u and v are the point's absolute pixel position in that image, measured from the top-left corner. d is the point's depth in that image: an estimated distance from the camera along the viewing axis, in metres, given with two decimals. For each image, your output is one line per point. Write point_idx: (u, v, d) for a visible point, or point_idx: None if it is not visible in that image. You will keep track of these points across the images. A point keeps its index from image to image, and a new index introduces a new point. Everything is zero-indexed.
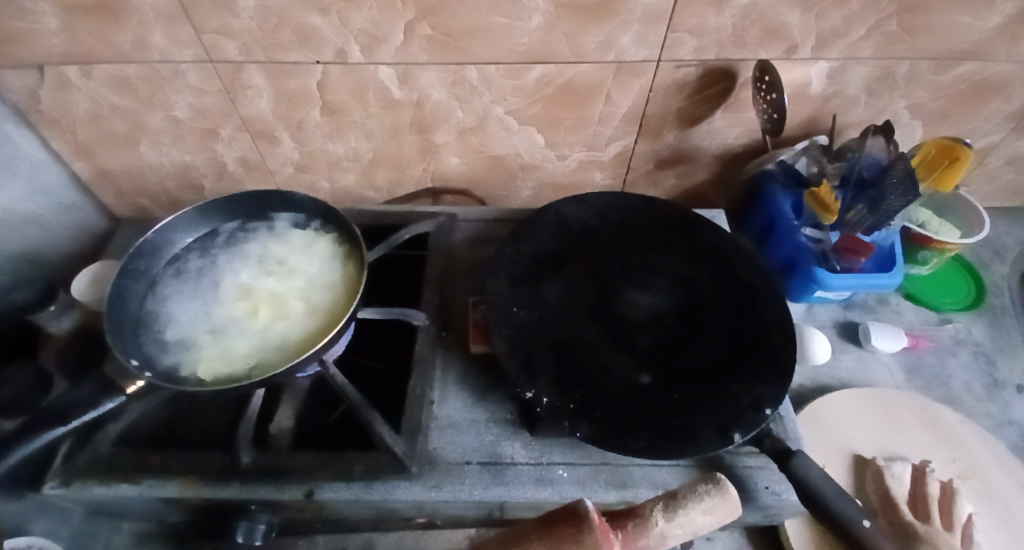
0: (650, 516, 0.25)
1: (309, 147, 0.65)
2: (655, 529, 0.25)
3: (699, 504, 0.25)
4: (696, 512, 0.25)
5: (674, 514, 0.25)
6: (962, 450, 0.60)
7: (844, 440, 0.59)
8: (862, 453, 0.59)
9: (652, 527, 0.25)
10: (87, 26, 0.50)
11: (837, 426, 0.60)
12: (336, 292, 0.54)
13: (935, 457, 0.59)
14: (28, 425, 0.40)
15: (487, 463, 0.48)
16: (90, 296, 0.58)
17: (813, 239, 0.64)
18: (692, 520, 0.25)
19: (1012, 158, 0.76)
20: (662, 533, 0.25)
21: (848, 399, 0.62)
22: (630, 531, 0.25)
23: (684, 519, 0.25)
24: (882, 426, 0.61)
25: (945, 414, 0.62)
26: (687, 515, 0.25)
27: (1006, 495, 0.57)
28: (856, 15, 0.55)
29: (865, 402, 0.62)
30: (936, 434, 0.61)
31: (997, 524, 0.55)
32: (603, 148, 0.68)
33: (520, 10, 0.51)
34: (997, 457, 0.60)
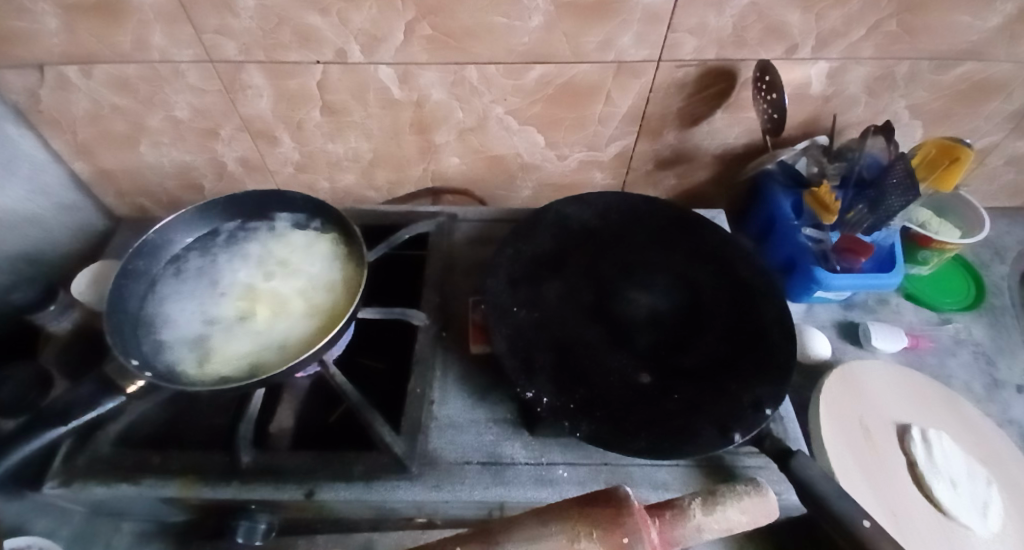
0: (688, 508, 0.28)
1: (310, 147, 0.65)
2: (694, 520, 0.27)
3: (736, 502, 0.28)
4: (735, 510, 0.28)
5: (714, 509, 0.27)
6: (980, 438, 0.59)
7: (876, 406, 0.59)
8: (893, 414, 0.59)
9: (691, 519, 0.27)
10: (88, 26, 0.50)
11: (872, 393, 0.60)
12: (336, 292, 0.54)
13: (958, 433, 0.59)
14: (29, 424, 0.40)
15: (486, 463, 0.49)
16: (90, 296, 0.58)
17: (813, 239, 0.64)
18: (728, 517, 0.28)
19: (1012, 158, 0.76)
20: (699, 524, 0.27)
21: (882, 373, 0.62)
22: (666, 520, 0.27)
23: (722, 516, 0.27)
24: (912, 402, 0.60)
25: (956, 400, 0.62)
26: (725, 512, 0.28)
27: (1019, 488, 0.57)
28: (856, 15, 0.55)
29: (893, 375, 0.62)
30: (961, 420, 0.60)
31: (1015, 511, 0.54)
32: (603, 147, 0.68)
33: (520, 10, 0.51)
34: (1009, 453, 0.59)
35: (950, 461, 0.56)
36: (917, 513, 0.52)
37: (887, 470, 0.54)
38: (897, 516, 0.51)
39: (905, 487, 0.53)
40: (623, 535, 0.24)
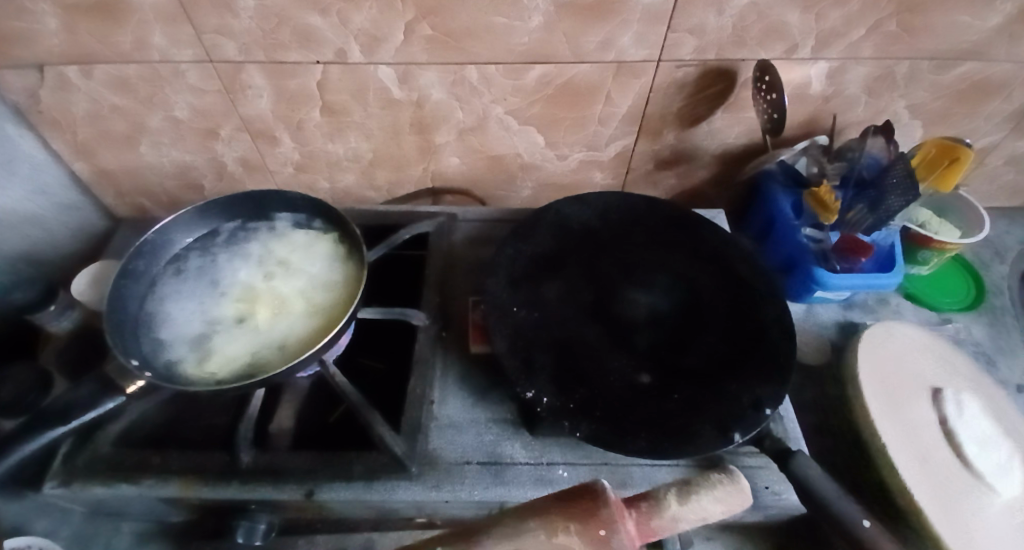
0: (662, 499, 0.21)
1: (310, 147, 0.65)
2: (668, 512, 0.21)
3: (712, 490, 0.21)
4: (709, 499, 0.20)
5: (687, 498, 0.21)
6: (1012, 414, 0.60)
7: (908, 363, 0.60)
8: (927, 374, 0.60)
9: (664, 511, 0.21)
10: (87, 26, 0.50)
11: (907, 349, 0.61)
12: (336, 292, 0.54)
13: (992, 404, 0.60)
14: (29, 425, 0.40)
15: (487, 463, 0.49)
16: (90, 296, 0.59)
17: (813, 239, 0.64)
18: (705, 508, 0.21)
19: (1012, 158, 0.76)
20: (674, 517, 0.21)
21: (920, 334, 0.63)
22: (642, 513, 0.21)
23: (699, 507, 0.20)
24: (945, 367, 0.61)
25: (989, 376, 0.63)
26: (701, 502, 0.20)
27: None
28: (856, 15, 0.55)
29: (930, 339, 0.63)
30: (993, 395, 0.60)
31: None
32: (603, 148, 0.68)
33: (520, 10, 0.51)
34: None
35: (975, 425, 0.56)
36: (947, 467, 0.53)
37: (917, 422, 0.55)
38: (925, 462, 0.52)
39: (935, 441, 0.54)
40: (599, 527, 0.20)
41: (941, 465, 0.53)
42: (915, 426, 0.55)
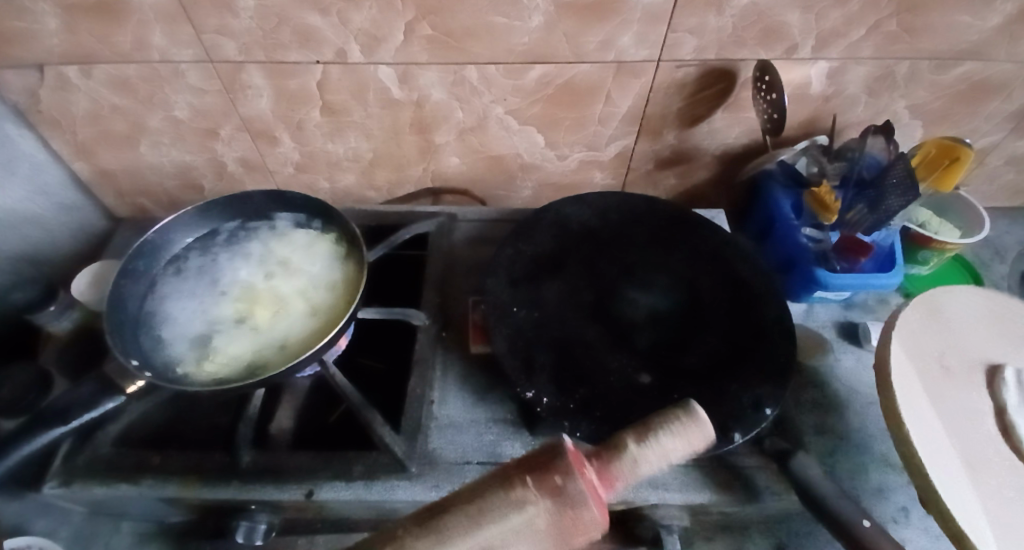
0: (618, 445, 0.18)
1: (310, 147, 0.65)
2: (626, 457, 0.17)
3: (670, 427, 0.18)
4: (667, 436, 0.17)
5: (646, 438, 0.17)
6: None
7: (958, 340, 0.50)
8: (976, 356, 0.49)
9: (623, 457, 0.17)
10: (88, 26, 0.50)
11: (956, 324, 0.51)
12: (336, 292, 0.54)
13: None
14: (29, 425, 0.40)
15: (487, 463, 0.49)
16: (90, 296, 0.58)
17: (813, 239, 0.64)
18: (664, 448, 0.17)
19: (1012, 158, 0.76)
20: (633, 463, 0.17)
21: (970, 305, 0.53)
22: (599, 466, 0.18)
23: (658, 447, 0.17)
24: (1002, 342, 0.51)
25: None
26: (659, 440, 0.17)
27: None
28: (856, 15, 0.55)
29: (983, 310, 0.52)
30: None
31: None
32: (603, 147, 0.68)
33: (520, 10, 0.51)
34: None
35: None
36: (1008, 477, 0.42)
37: (965, 421, 0.44)
38: (977, 474, 0.41)
39: (990, 445, 0.43)
40: (558, 476, 0.17)
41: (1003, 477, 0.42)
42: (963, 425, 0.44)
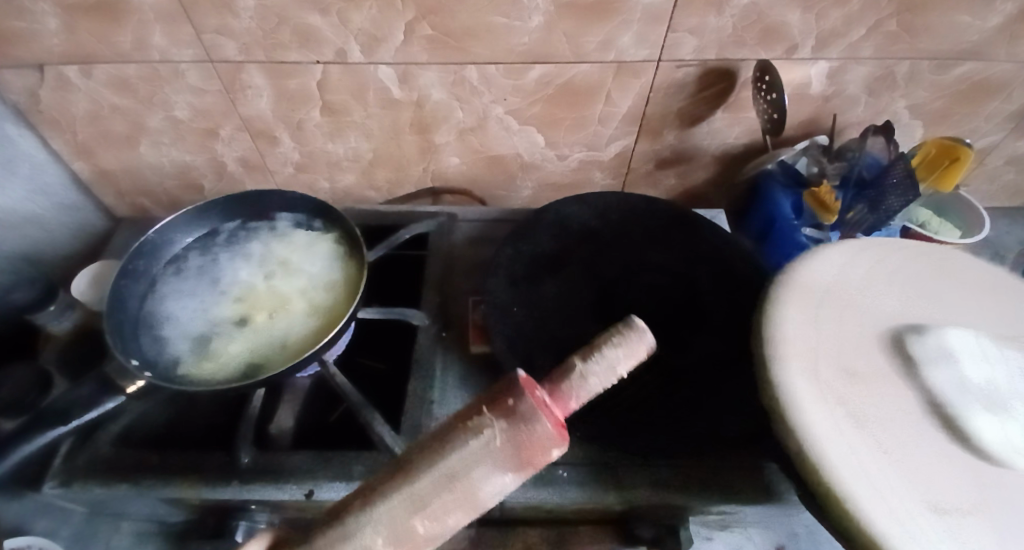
0: (567, 363, 0.18)
1: (310, 147, 0.65)
2: (574, 373, 0.17)
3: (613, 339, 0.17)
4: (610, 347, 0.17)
5: (591, 352, 0.17)
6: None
7: (866, 305, 0.43)
8: (880, 325, 0.42)
9: (572, 372, 0.18)
10: (87, 26, 0.50)
11: (859, 300, 0.43)
12: (336, 292, 0.54)
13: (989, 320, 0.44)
14: (29, 424, 0.40)
15: None
16: (91, 296, 0.59)
17: (813, 239, 0.63)
18: (610, 360, 0.17)
19: (1012, 158, 0.76)
20: (580, 378, 0.17)
21: (831, 271, 0.45)
22: (553, 383, 0.18)
23: (604, 358, 0.17)
24: (910, 294, 0.45)
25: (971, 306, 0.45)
26: (605, 353, 0.17)
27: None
28: (856, 15, 0.55)
29: (868, 266, 0.46)
30: (983, 300, 0.46)
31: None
32: (603, 147, 0.68)
33: (520, 10, 0.51)
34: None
35: (979, 370, 0.39)
36: (972, 482, 0.34)
37: (893, 422, 0.36)
38: (939, 506, 0.32)
39: (932, 441, 0.35)
40: (510, 398, 0.18)
41: (963, 474, 0.34)
42: (834, 425, 0.35)
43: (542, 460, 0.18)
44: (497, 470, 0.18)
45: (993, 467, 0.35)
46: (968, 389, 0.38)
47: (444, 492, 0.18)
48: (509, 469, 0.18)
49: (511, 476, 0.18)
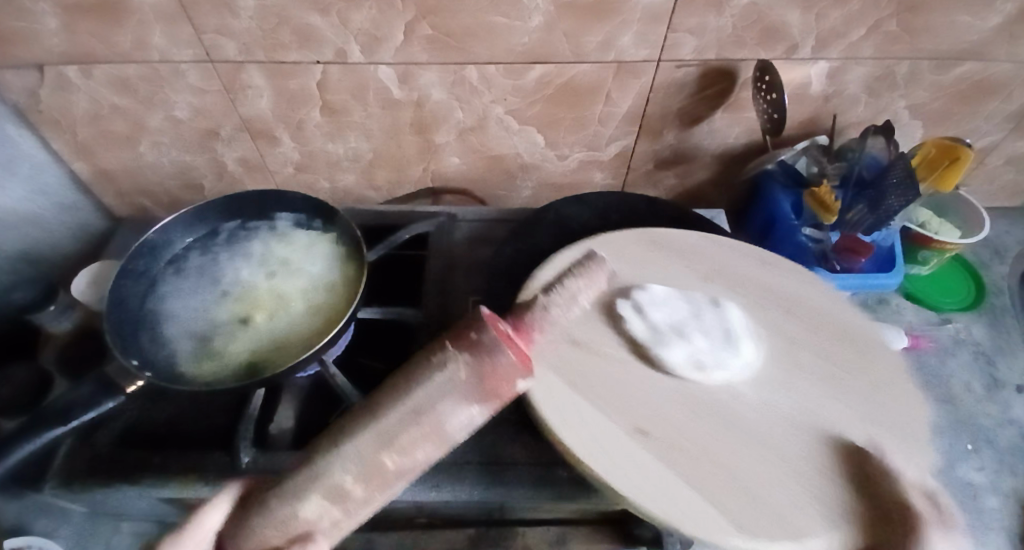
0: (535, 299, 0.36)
1: (310, 147, 0.65)
2: (540, 303, 0.35)
3: (574, 275, 0.37)
4: (570, 281, 0.36)
5: (552, 288, 0.36)
6: (782, 284, 0.47)
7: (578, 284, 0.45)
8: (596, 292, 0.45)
9: (538, 304, 0.35)
10: (87, 26, 0.50)
11: None
12: (336, 292, 0.54)
13: (677, 276, 0.48)
14: (29, 425, 0.40)
15: (487, 463, 0.48)
16: (90, 296, 0.58)
17: (813, 239, 0.64)
18: (569, 288, 0.36)
19: (1012, 158, 0.76)
20: (542, 306, 0.35)
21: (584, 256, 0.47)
22: (522, 315, 0.35)
23: (565, 288, 0.36)
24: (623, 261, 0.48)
25: (668, 261, 0.48)
26: (566, 285, 0.36)
27: (858, 327, 0.44)
28: (856, 15, 0.55)
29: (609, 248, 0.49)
30: (678, 255, 0.49)
31: (853, 354, 0.42)
32: (603, 147, 0.68)
33: (520, 10, 0.51)
34: (848, 290, 0.47)
35: (670, 314, 0.43)
36: (738, 433, 0.37)
37: (565, 408, 0.37)
38: (642, 435, 0.36)
39: (615, 409, 0.38)
40: (473, 331, 0.32)
41: (730, 434, 0.37)
42: (596, 431, 0.36)
43: (506, 385, 0.30)
44: (461, 404, 0.30)
45: (757, 412, 0.38)
46: (663, 333, 0.42)
47: (398, 440, 0.29)
48: (473, 400, 0.30)
49: (475, 408, 0.30)
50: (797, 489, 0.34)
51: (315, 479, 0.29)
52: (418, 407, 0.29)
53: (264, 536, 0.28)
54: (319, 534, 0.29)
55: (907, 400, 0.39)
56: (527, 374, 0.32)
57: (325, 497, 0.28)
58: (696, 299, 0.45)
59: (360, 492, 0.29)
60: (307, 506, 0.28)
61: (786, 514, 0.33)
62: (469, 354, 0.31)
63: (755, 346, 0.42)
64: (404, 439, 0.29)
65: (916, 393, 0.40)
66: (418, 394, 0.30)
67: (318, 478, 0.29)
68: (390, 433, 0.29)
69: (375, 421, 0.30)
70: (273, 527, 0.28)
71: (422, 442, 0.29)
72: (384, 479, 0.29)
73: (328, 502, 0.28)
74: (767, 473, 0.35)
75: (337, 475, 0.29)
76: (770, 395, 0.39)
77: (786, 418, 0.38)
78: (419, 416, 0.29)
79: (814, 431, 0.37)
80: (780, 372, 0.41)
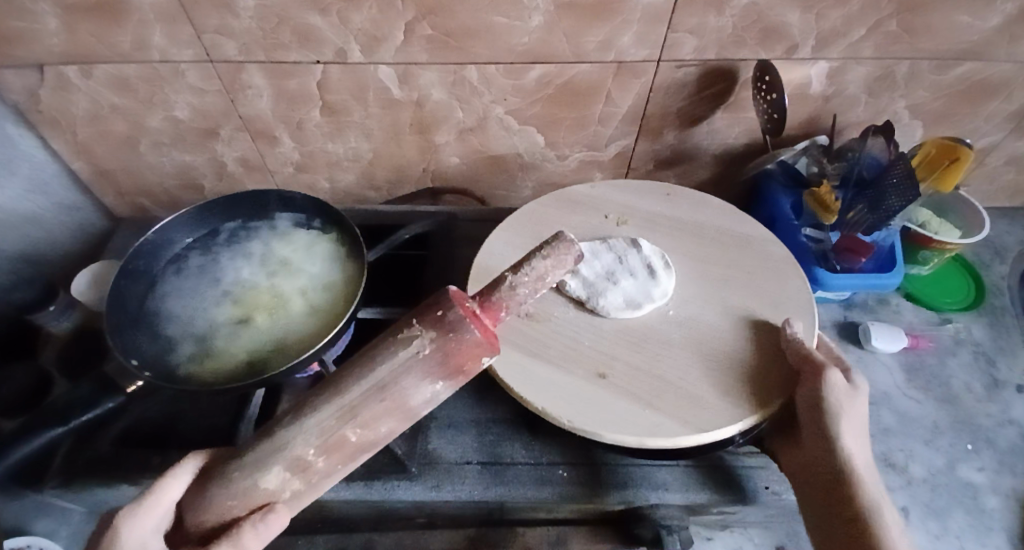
0: (502, 278, 0.32)
1: (310, 147, 0.65)
2: (506, 283, 0.31)
3: (541, 253, 0.32)
4: (538, 260, 0.31)
5: (518, 268, 0.31)
6: (684, 214, 0.57)
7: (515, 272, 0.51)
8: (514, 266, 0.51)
9: (504, 283, 0.32)
10: (87, 26, 0.50)
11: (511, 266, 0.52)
12: (336, 293, 0.54)
13: (584, 225, 0.56)
14: (31, 425, 0.41)
15: (487, 463, 0.48)
16: (89, 296, 0.57)
17: (813, 239, 0.64)
18: (536, 268, 0.31)
19: (1012, 158, 0.76)
20: (509, 286, 0.31)
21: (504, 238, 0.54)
22: (487, 293, 0.32)
23: (529, 268, 0.31)
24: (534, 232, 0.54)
25: (576, 221, 0.56)
26: (532, 264, 0.31)
27: (736, 231, 0.56)
28: (856, 15, 0.55)
29: (522, 225, 0.55)
30: (579, 209, 0.57)
31: (745, 256, 0.53)
32: (602, 148, 0.68)
33: (520, 10, 0.51)
34: (727, 208, 0.58)
35: (595, 266, 0.51)
36: (668, 346, 0.46)
37: (520, 370, 0.43)
38: (598, 375, 0.43)
39: (572, 363, 0.44)
40: (439, 309, 0.32)
41: (667, 349, 0.45)
42: (558, 382, 0.43)
43: (473, 362, 0.31)
44: (424, 380, 0.31)
45: (682, 328, 0.47)
46: (592, 283, 0.50)
47: (361, 413, 0.30)
48: (436, 376, 0.31)
49: (440, 384, 0.31)
50: (731, 382, 0.43)
51: (276, 450, 0.30)
52: (382, 382, 0.30)
53: (224, 506, 0.31)
54: (279, 503, 0.31)
55: (790, 279, 0.51)
56: (492, 351, 0.32)
57: (286, 468, 0.30)
58: (619, 245, 0.53)
59: (321, 462, 0.30)
60: (268, 477, 0.30)
61: (722, 399, 0.42)
62: (434, 332, 0.31)
63: (674, 275, 0.51)
64: (367, 413, 0.30)
65: (796, 270, 0.51)
66: (382, 370, 0.31)
67: (279, 450, 0.30)
68: (352, 407, 0.30)
69: (337, 394, 0.31)
70: (232, 499, 0.31)
71: (385, 416, 0.30)
72: (347, 450, 0.31)
73: (288, 472, 0.30)
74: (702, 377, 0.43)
75: (299, 449, 0.30)
76: (692, 311, 0.48)
77: (707, 326, 0.47)
78: (383, 391, 0.30)
79: (728, 330, 0.47)
80: (698, 292, 0.50)
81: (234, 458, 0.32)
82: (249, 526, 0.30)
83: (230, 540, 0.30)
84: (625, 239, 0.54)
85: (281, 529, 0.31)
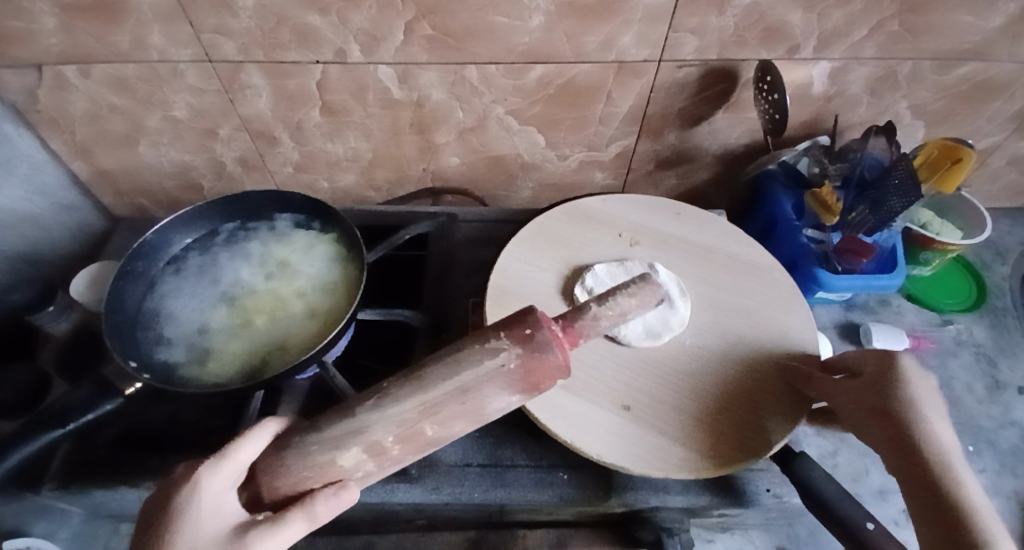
0: (585, 306, 0.34)
1: (309, 146, 0.65)
2: (589, 312, 0.34)
3: (622, 290, 0.35)
4: (623, 296, 0.35)
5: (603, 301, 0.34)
6: (693, 232, 0.57)
7: (526, 291, 0.51)
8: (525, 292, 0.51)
9: (587, 312, 0.34)
10: (85, 26, 0.49)
11: (519, 285, 0.51)
12: (335, 294, 0.54)
13: (595, 244, 0.56)
14: (30, 427, 0.40)
15: (487, 465, 0.48)
16: (89, 296, 0.57)
17: (814, 239, 0.64)
18: (621, 304, 0.35)
19: (1014, 159, 0.76)
20: (594, 314, 0.34)
21: (517, 253, 0.54)
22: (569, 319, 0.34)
23: (613, 303, 0.34)
24: (547, 252, 0.54)
25: (587, 238, 0.56)
26: (616, 300, 0.35)
27: (744, 252, 0.56)
28: (858, 15, 0.54)
29: (534, 243, 0.55)
30: (590, 227, 0.57)
31: (751, 280, 0.54)
32: (603, 148, 0.68)
33: (520, 10, 0.51)
34: (733, 230, 0.58)
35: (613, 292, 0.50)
36: (684, 374, 0.46)
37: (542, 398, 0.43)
38: (622, 409, 0.43)
39: (597, 395, 0.44)
40: (528, 327, 0.33)
41: (687, 378, 0.46)
42: (586, 417, 0.42)
43: (548, 381, 0.32)
44: (503, 391, 0.32)
45: (700, 356, 0.47)
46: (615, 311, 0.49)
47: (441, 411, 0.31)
48: (515, 390, 0.32)
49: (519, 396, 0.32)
50: (750, 416, 0.44)
51: (355, 432, 0.31)
52: (465, 386, 0.31)
53: (296, 475, 0.31)
54: (350, 480, 0.32)
55: (798, 307, 0.51)
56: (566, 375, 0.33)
57: (362, 450, 0.31)
58: (636, 268, 0.53)
59: (397, 449, 0.31)
60: (347, 455, 0.31)
61: (741, 436, 0.42)
62: (520, 349, 0.32)
63: (689, 300, 0.51)
64: (447, 413, 0.31)
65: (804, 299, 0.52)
66: (468, 374, 0.32)
67: (357, 433, 0.31)
68: (434, 405, 0.31)
69: (421, 389, 0.32)
70: (307, 470, 0.31)
71: (463, 419, 0.31)
72: (421, 441, 0.32)
73: (364, 454, 0.31)
74: (721, 410, 0.44)
75: (378, 433, 0.31)
76: (707, 339, 0.49)
77: (720, 353, 0.48)
78: (465, 394, 0.31)
79: (741, 358, 0.47)
80: (708, 315, 0.50)
81: (310, 432, 0.33)
82: (322, 495, 0.31)
83: (300, 507, 0.30)
84: (643, 263, 0.53)
85: (349, 505, 0.31)
